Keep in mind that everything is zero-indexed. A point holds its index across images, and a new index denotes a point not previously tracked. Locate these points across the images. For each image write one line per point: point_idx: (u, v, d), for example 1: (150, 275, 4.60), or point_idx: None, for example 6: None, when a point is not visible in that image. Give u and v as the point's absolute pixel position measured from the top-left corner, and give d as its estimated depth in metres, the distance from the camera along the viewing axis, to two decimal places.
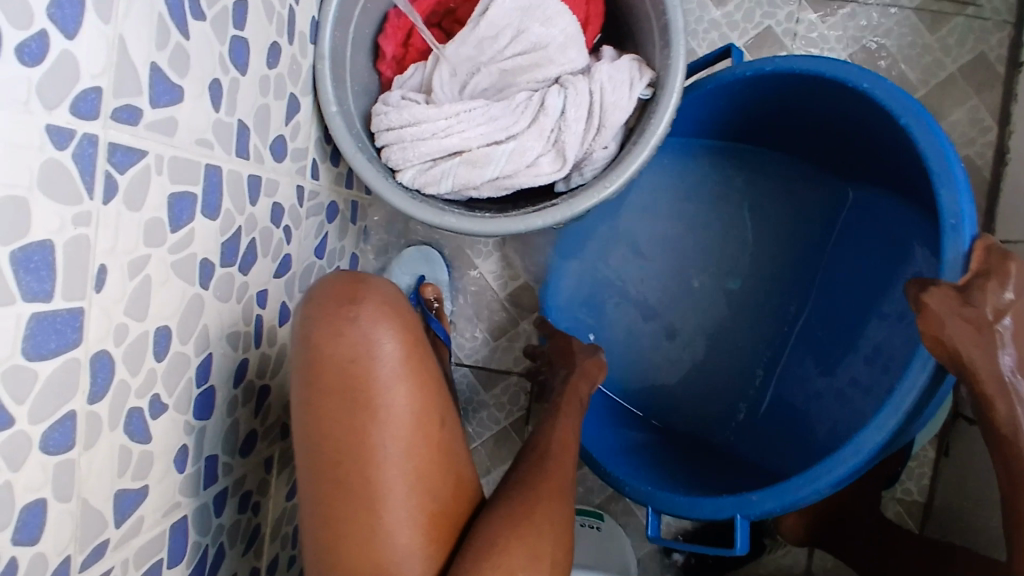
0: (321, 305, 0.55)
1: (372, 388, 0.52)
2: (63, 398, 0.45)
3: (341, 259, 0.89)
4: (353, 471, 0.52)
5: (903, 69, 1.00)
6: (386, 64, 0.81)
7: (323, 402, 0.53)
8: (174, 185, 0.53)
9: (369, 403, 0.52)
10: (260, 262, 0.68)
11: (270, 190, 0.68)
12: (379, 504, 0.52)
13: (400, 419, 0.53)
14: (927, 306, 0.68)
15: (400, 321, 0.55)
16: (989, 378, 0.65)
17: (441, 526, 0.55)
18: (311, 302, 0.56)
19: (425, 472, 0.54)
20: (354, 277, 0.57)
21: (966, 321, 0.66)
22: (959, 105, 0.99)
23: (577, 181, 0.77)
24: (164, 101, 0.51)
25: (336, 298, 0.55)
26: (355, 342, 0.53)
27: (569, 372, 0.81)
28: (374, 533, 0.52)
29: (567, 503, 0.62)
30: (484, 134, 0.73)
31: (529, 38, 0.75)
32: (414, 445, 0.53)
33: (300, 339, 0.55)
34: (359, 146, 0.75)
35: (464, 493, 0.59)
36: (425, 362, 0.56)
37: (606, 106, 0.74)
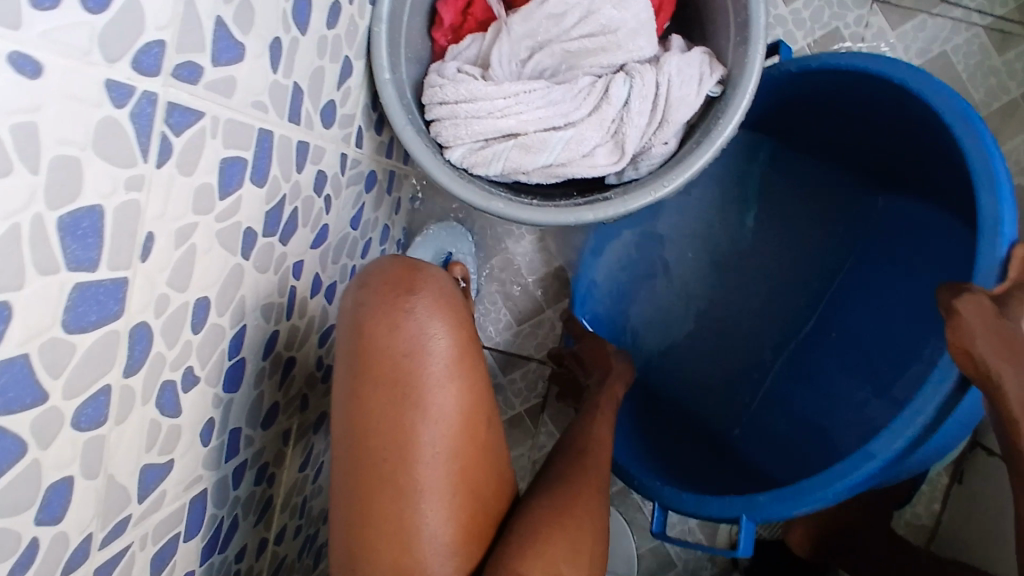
0: (379, 297, 0.57)
1: (425, 383, 0.54)
2: (99, 371, 0.42)
3: (373, 230, 0.86)
4: (398, 464, 0.53)
5: (968, 88, 0.96)
6: (442, 32, 0.77)
7: (372, 392, 0.55)
8: (227, 149, 0.49)
9: (419, 398, 0.54)
10: (300, 232, 0.65)
11: (316, 157, 0.65)
12: (416, 497, 0.53)
13: (444, 415, 0.55)
14: (960, 314, 0.66)
15: (453, 321, 0.58)
16: (1016, 396, 0.62)
17: (473, 526, 0.57)
18: (368, 295, 0.58)
19: (462, 470, 0.56)
20: (410, 275, 0.60)
21: (999, 336, 0.64)
22: (1020, 132, 0.96)
23: (631, 176, 0.73)
24: (227, 59, 0.47)
25: (396, 294, 0.57)
26: (409, 335, 0.55)
27: (606, 374, 0.88)
28: (412, 528, 0.53)
29: (594, 507, 0.65)
30: (543, 118, 0.70)
31: (598, 21, 0.71)
32: (458, 443, 0.55)
33: (353, 329, 0.57)
34: (409, 117, 0.72)
35: (494, 494, 0.60)
36: (471, 363, 0.59)
37: (671, 100, 0.70)
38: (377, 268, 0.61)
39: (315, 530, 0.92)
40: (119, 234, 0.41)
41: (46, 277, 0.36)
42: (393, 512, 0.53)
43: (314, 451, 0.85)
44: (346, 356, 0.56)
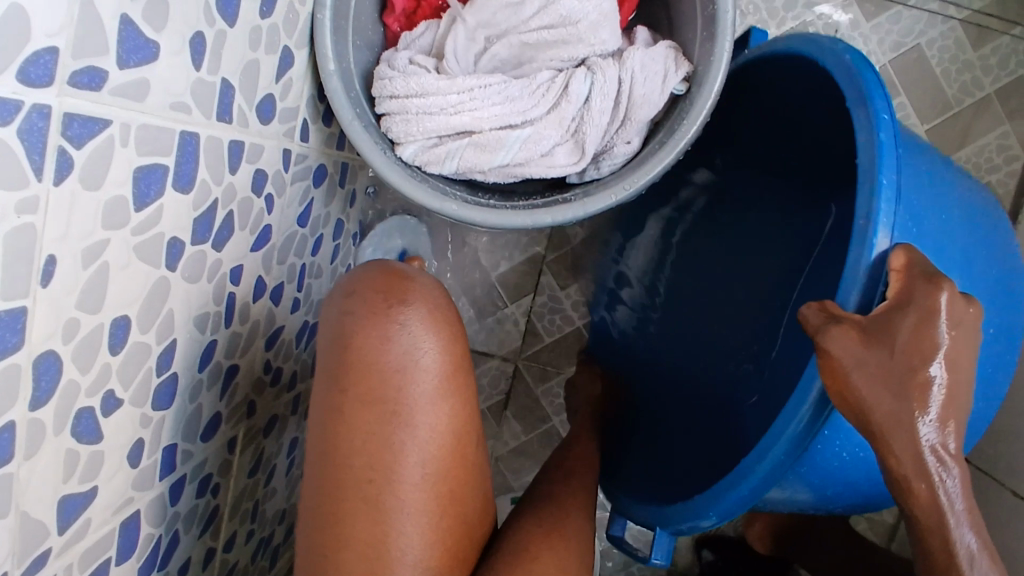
0: (368, 307, 0.54)
1: (415, 402, 0.51)
2: (1, 408, 0.39)
3: (325, 226, 0.82)
4: (381, 486, 0.50)
5: (941, 84, 0.94)
6: (394, 17, 0.73)
7: (355, 408, 0.51)
8: (141, 157, 0.45)
9: (407, 417, 0.51)
10: (238, 236, 0.61)
11: (253, 156, 0.60)
12: (395, 521, 0.50)
13: (433, 435, 0.52)
14: (831, 355, 0.57)
15: (446, 336, 0.55)
16: (904, 440, 0.56)
17: (454, 552, 0.54)
18: (357, 303, 0.54)
19: (447, 494, 0.53)
20: (404, 282, 0.57)
21: (874, 372, 0.56)
22: (990, 130, 0.94)
23: (592, 176, 0.70)
24: (134, 59, 0.43)
25: (389, 304, 0.54)
26: (400, 350, 0.52)
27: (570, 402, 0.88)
28: (392, 553, 0.50)
29: (561, 533, 0.62)
30: (499, 116, 0.66)
31: (558, 11, 0.67)
32: (444, 464, 0.53)
33: (338, 339, 0.54)
34: (358, 111, 0.67)
35: (480, 517, 0.57)
36: (463, 381, 0.56)
37: (634, 97, 0.67)
38: (362, 274, 0.57)
39: (269, 532, 0.90)
40: (12, 261, 0.37)
41: None
42: (370, 538, 0.50)
43: (265, 455, 0.82)
44: (330, 368, 0.53)
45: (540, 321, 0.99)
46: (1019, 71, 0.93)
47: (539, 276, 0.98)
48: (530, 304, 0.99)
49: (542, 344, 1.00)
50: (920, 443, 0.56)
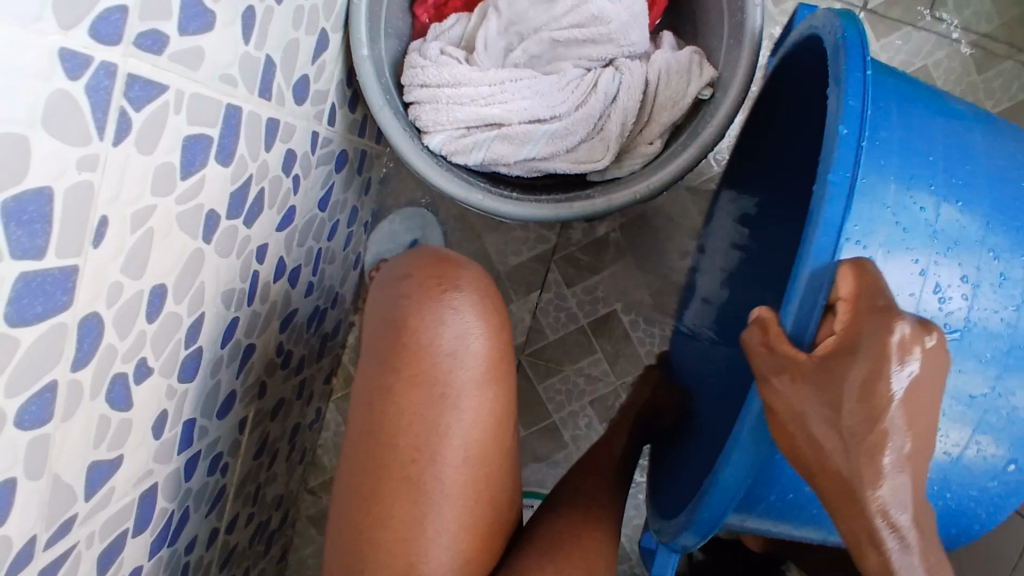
0: (421, 291, 0.56)
1: (461, 386, 0.53)
2: (44, 367, 0.39)
3: (342, 212, 0.82)
4: (424, 466, 0.52)
5: None
6: (425, 8, 0.74)
7: (403, 388, 0.53)
8: (190, 126, 0.45)
9: (453, 400, 0.53)
10: (266, 214, 0.61)
11: (285, 136, 0.61)
12: (432, 502, 0.52)
13: (476, 420, 0.53)
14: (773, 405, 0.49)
15: (494, 326, 0.57)
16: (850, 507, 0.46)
17: (484, 539, 0.55)
18: (412, 287, 0.56)
19: (484, 481, 0.54)
20: (454, 269, 0.59)
21: (816, 427, 0.47)
22: None
23: (613, 174, 0.71)
24: (192, 26, 0.43)
25: (441, 290, 0.56)
26: (450, 334, 0.54)
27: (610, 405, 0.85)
28: (428, 535, 0.51)
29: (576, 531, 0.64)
30: (528, 109, 0.68)
31: (590, 10, 0.68)
32: (486, 453, 0.54)
33: (390, 320, 0.56)
34: (388, 98, 0.68)
35: (509, 509, 0.58)
36: (506, 372, 0.57)
37: (659, 99, 0.69)
38: (414, 262, 0.59)
39: (268, 517, 0.89)
40: (67, 218, 0.37)
41: None
42: (408, 516, 0.51)
43: (269, 439, 0.82)
44: (383, 348, 0.54)
45: (545, 317, 0.98)
46: (1019, 96, 0.97)
47: (547, 273, 0.98)
48: (537, 300, 0.98)
49: (547, 341, 0.98)
50: (866, 505, 0.45)
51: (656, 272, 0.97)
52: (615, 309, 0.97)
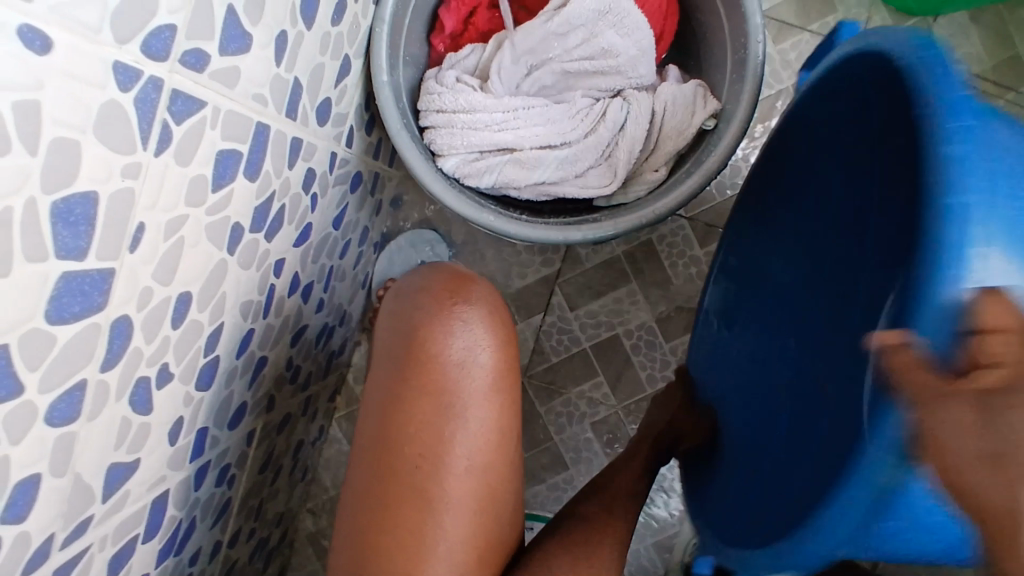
0: (434, 304, 0.58)
1: (470, 397, 0.55)
2: (76, 365, 0.40)
3: (353, 231, 0.84)
4: (430, 475, 0.53)
5: None
6: (441, 38, 0.77)
7: (414, 397, 0.55)
8: (224, 141, 0.48)
9: (462, 410, 0.55)
10: (285, 230, 0.63)
11: (307, 155, 0.63)
12: (439, 512, 0.53)
13: (484, 431, 0.55)
14: None
15: (503, 339, 0.59)
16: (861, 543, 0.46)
17: (486, 551, 0.56)
18: (425, 300, 0.59)
19: (490, 493, 0.56)
20: (465, 282, 0.61)
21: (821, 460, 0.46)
22: None
23: (620, 200, 0.74)
24: (231, 48, 0.45)
25: (453, 303, 0.58)
26: (461, 345, 0.56)
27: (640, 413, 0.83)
28: (433, 539, 0.53)
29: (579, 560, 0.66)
30: (540, 135, 0.71)
31: (600, 44, 0.71)
32: (493, 463, 0.56)
33: (404, 331, 0.58)
34: (404, 122, 0.71)
35: (512, 523, 0.60)
36: (513, 385, 0.59)
37: (665, 129, 0.72)
38: (428, 276, 0.61)
39: (268, 534, 0.89)
40: (107, 221, 0.38)
41: (32, 262, 0.34)
42: (414, 525, 0.53)
43: (274, 454, 0.82)
44: (396, 357, 0.57)
45: (548, 340, 1.00)
46: None
47: (551, 296, 1.00)
48: (539, 323, 1.00)
49: (550, 364, 1.00)
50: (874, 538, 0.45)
51: (659, 298, 0.98)
52: (618, 333, 0.99)
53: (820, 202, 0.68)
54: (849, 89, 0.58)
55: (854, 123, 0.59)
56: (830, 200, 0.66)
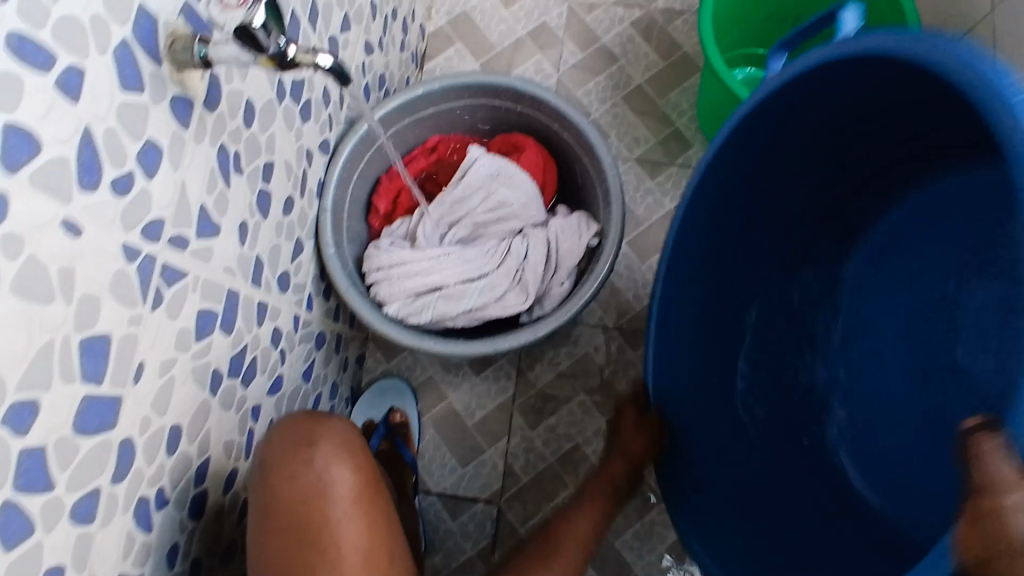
0: (285, 450, 0.69)
1: (331, 521, 0.66)
2: (94, 473, 0.51)
3: (323, 386, 0.96)
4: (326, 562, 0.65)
5: None
6: (377, 218, 0.97)
7: (278, 537, 0.66)
8: (203, 302, 0.63)
9: (319, 534, 0.66)
10: (258, 379, 0.76)
11: (272, 315, 0.78)
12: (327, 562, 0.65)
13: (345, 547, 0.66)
14: None
15: (350, 468, 0.70)
16: None
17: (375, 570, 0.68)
18: (278, 449, 0.69)
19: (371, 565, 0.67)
20: (314, 419, 0.73)
21: None
22: None
23: (539, 312, 0.90)
24: (207, 233, 0.63)
25: (299, 451, 0.69)
26: (309, 482, 0.67)
27: None
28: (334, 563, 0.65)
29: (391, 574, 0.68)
30: (461, 273, 0.87)
31: (498, 199, 0.91)
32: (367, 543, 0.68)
33: (264, 477, 0.69)
34: (352, 281, 0.87)
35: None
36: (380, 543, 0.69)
37: (527, 269, 0.88)
38: (287, 426, 0.72)
39: None
40: (118, 358, 0.52)
41: (65, 385, 0.47)
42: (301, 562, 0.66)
43: None
44: (257, 499, 0.68)
45: (516, 461, 1.09)
46: None
47: (511, 419, 1.11)
48: (506, 446, 1.10)
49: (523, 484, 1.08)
50: None
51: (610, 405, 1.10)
52: (577, 444, 1.09)
53: (863, 127, 0.77)
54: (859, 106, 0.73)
55: (825, 103, 0.73)
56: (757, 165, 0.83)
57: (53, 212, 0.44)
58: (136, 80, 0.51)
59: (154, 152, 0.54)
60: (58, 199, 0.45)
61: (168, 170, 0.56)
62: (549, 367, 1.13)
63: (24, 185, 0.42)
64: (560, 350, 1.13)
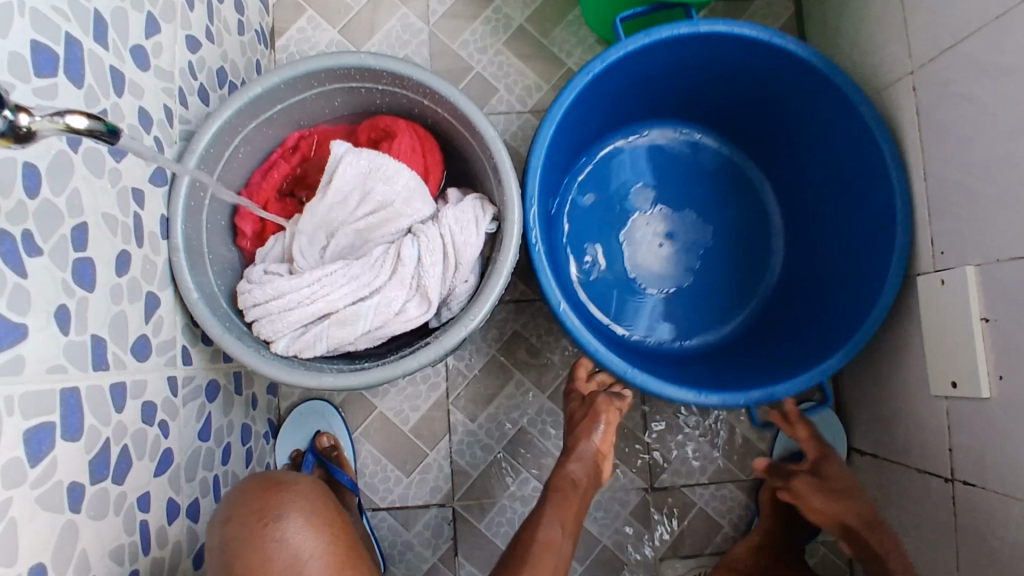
0: (246, 526, 0.63)
1: None
2: None
3: (231, 434, 0.87)
4: None
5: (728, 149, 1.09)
6: (247, 239, 0.86)
7: None
8: (29, 419, 0.53)
9: None
10: (138, 466, 0.67)
11: (137, 392, 0.68)
12: None
13: None
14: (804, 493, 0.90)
15: (321, 527, 0.66)
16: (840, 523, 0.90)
17: None
18: (238, 528, 0.63)
19: None
20: (272, 487, 0.68)
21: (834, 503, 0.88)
22: None
23: (448, 315, 0.82)
24: (7, 342, 0.52)
25: (264, 522, 0.64)
26: (280, 552, 0.62)
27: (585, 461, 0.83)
28: None
29: None
30: (349, 293, 0.78)
31: (376, 199, 0.81)
32: None
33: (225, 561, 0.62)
34: (228, 324, 0.77)
35: None
36: None
37: (425, 271, 0.78)
38: (240, 497, 0.67)
39: None
40: None
41: None
42: None
43: None
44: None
45: (462, 458, 1.04)
46: None
47: (449, 415, 1.05)
48: (448, 445, 1.04)
49: (474, 479, 1.03)
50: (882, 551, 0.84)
51: (548, 380, 1.05)
52: (522, 426, 1.05)
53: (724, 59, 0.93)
54: (707, 57, 0.93)
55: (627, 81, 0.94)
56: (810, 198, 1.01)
57: None
58: None
59: None
60: None
61: None
62: (478, 352, 1.06)
63: None
64: (486, 333, 1.06)
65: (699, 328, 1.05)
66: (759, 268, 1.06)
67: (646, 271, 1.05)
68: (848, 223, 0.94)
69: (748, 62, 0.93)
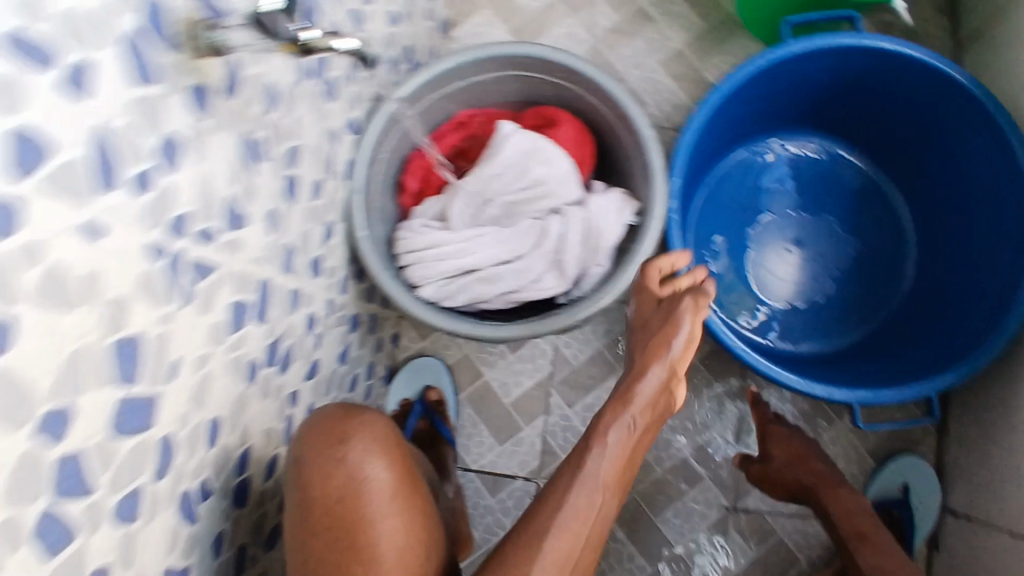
0: (316, 447, 0.63)
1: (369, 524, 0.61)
2: (134, 475, 0.51)
3: (359, 367, 0.96)
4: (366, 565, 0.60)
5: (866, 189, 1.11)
6: (408, 196, 0.96)
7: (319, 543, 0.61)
8: (236, 293, 0.63)
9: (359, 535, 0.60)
10: (295, 365, 0.76)
11: (306, 302, 0.77)
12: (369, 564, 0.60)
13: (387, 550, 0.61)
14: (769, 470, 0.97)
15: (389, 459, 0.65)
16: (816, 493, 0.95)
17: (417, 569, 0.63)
18: (307, 449, 0.63)
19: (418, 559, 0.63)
20: (346, 413, 0.67)
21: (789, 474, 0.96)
22: None
23: (577, 294, 0.88)
24: (235, 224, 0.62)
25: (333, 445, 0.63)
26: (346, 479, 0.62)
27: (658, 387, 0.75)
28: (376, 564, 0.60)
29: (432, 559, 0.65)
30: (495, 255, 0.86)
31: (530, 176, 0.89)
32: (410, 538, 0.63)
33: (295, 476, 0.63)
34: (385, 264, 0.86)
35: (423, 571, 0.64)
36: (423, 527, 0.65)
37: (565, 248, 0.85)
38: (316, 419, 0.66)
39: None
40: (153, 358, 0.52)
41: (98, 391, 0.47)
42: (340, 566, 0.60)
43: None
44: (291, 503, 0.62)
45: (554, 439, 1.09)
46: None
47: (549, 397, 1.10)
48: (544, 424, 1.09)
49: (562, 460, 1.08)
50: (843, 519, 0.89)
51: None
52: None
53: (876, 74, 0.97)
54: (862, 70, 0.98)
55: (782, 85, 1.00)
56: (947, 224, 1.02)
57: (70, 218, 0.43)
58: (152, 71, 0.49)
59: (176, 146, 0.53)
60: (75, 204, 0.43)
61: (193, 164, 0.55)
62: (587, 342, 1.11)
63: (38, 190, 0.40)
64: (596, 326, 1.11)
65: (815, 334, 1.06)
66: (881, 291, 1.07)
67: (773, 277, 1.07)
68: (982, 249, 0.95)
69: (902, 80, 0.97)
